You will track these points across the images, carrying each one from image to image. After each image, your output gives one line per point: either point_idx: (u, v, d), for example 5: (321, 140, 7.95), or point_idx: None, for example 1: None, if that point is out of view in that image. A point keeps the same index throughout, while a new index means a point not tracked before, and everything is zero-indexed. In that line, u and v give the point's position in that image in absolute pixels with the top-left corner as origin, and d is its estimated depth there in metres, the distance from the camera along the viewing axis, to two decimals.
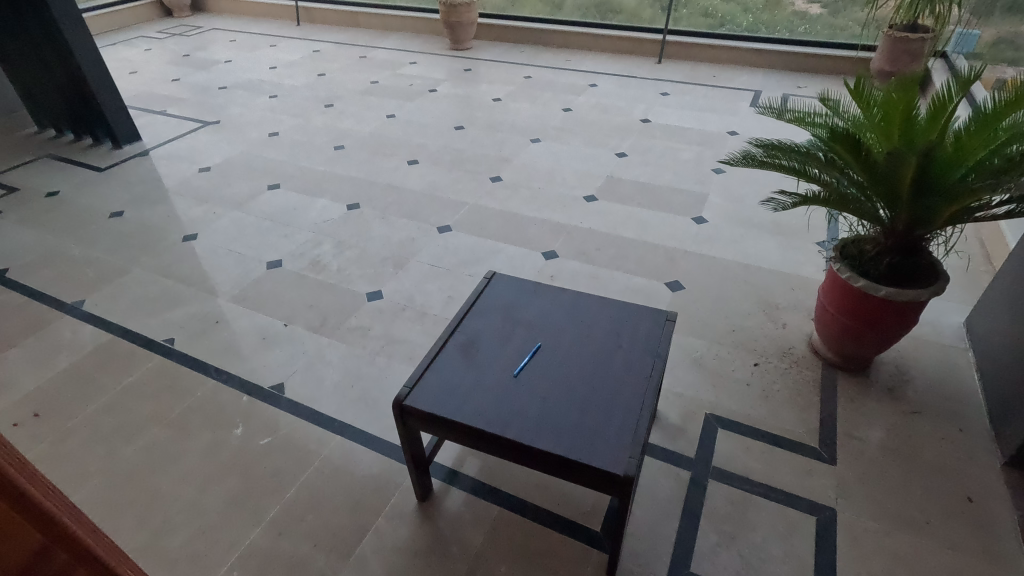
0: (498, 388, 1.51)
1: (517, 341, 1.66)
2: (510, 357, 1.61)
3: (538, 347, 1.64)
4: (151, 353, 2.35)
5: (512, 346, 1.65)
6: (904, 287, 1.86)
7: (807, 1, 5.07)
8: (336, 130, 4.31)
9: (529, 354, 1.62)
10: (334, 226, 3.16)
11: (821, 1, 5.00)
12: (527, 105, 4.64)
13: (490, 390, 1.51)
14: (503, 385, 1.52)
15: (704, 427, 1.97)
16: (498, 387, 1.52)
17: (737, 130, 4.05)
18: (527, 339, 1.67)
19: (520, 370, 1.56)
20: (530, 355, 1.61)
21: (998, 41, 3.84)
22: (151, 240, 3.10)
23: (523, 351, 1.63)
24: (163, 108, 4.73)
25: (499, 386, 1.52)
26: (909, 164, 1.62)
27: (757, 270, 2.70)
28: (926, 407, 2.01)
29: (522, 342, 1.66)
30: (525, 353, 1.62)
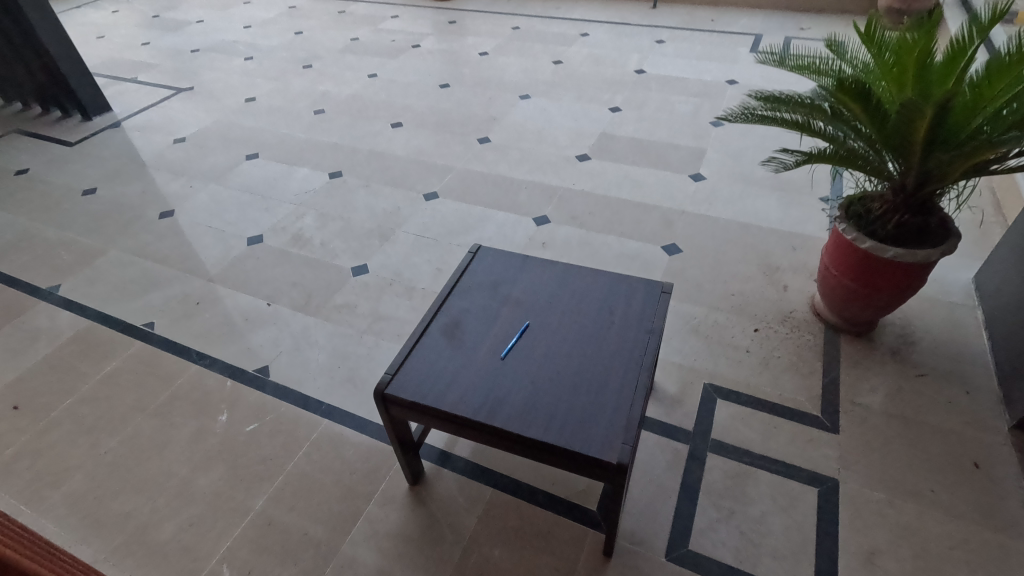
0: (485, 372, 1.44)
1: (504, 319, 1.58)
2: (497, 337, 1.53)
3: (527, 325, 1.56)
4: (131, 339, 2.28)
5: (500, 326, 1.57)
6: (911, 247, 1.76)
7: None
8: (315, 93, 4.10)
9: (516, 334, 1.54)
10: (316, 197, 3.03)
11: None
12: (516, 59, 4.42)
13: (476, 374, 1.43)
14: (489, 368, 1.45)
15: (702, 398, 1.91)
16: (483, 371, 1.44)
17: (737, 79, 3.85)
18: (514, 317, 1.59)
19: (507, 353, 1.48)
20: (518, 335, 1.53)
21: None
22: (126, 218, 2.98)
23: (511, 331, 1.55)
24: (134, 75, 4.51)
25: (486, 369, 1.45)
26: (923, 115, 1.47)
27: (757, 229, 2.59)
28: (932, 370, 1.94)
29: (509, 321, 1.58)
30: (513, 332, 1.54)
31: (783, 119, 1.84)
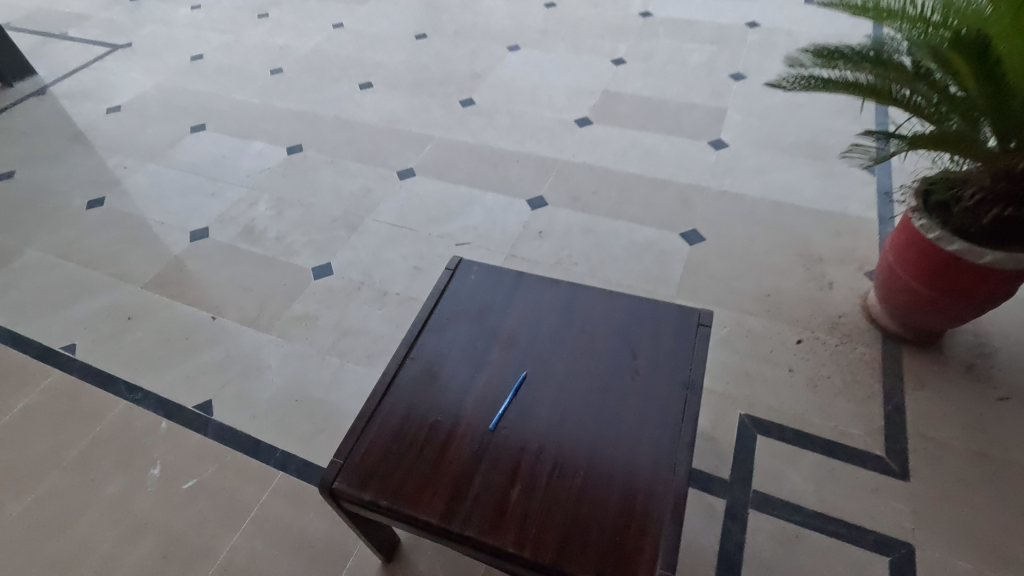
0: (468, 451, 1.07)
1: (493, 368, 1.20)
2: (483, 396, 1.16)
3: (524, 376, 1.18)
4: (47, 366, 1.89)
5: (488, 378, 1.19)
6: (1011, 249, 1.38)
7: None
8: (273, 48, 3.55)
9: (509, 391, 1.16)
10: (272, 178, 2.58)
11: None
12: (502, 2, 3.85)
13: (455, 454, 1.07)
14: (473, 444, 1.08)
15: (738, 434, 1.57)
16: (466, 449, 1.08)
17: (758, 22, 3.33)
18: (506, 364, 1.21)
19: (497, 421, 1.11)
20: (512, 392, 1.16)
21: None
22: (49, 208, 2.53)
23: (502, 386, 1.18)
24: (63, 30, 3.91)
25: (470, 446, 1.08)
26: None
27: (793, 208, 2.18)
28: (1016, 391, 1.59)
29: (499, 370, 1.20)
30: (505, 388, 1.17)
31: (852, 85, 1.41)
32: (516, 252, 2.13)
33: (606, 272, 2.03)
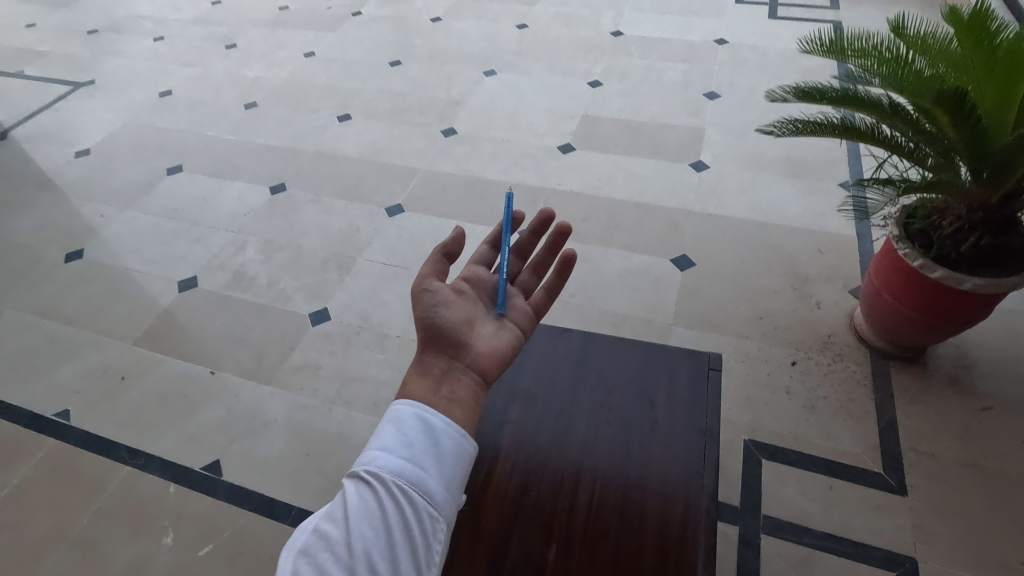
0: (497, 357, 0.87)
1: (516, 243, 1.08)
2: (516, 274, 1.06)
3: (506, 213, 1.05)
4: (39, 436, 1.82)
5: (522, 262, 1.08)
6: (987, 273, 1.47)
7: None
8: (243, 80, 3.48)
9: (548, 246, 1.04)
10: (257, 220, 2.54)
11: None
12: (474, 24, 3.86)
13: (492, 377, 0.84)
14: (499, 342, 0.89)
15: (745, 461, 1.61)
16: (497, 356, 0.87)
17: (726, 39, 3.45)
18: (496, 231, 1.09)
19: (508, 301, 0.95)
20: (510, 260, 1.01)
21: None
22: (22, 262, 2.40)
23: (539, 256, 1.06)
24: (20, 68, 3.75)
25: (497, 348, 0.88)
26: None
27: (776, 229, 2.26)
28: (998, 400, 1.69)
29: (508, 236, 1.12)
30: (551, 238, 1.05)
31: (835, 125, 1.51)
32: None
33: (604, 303, 2.07)
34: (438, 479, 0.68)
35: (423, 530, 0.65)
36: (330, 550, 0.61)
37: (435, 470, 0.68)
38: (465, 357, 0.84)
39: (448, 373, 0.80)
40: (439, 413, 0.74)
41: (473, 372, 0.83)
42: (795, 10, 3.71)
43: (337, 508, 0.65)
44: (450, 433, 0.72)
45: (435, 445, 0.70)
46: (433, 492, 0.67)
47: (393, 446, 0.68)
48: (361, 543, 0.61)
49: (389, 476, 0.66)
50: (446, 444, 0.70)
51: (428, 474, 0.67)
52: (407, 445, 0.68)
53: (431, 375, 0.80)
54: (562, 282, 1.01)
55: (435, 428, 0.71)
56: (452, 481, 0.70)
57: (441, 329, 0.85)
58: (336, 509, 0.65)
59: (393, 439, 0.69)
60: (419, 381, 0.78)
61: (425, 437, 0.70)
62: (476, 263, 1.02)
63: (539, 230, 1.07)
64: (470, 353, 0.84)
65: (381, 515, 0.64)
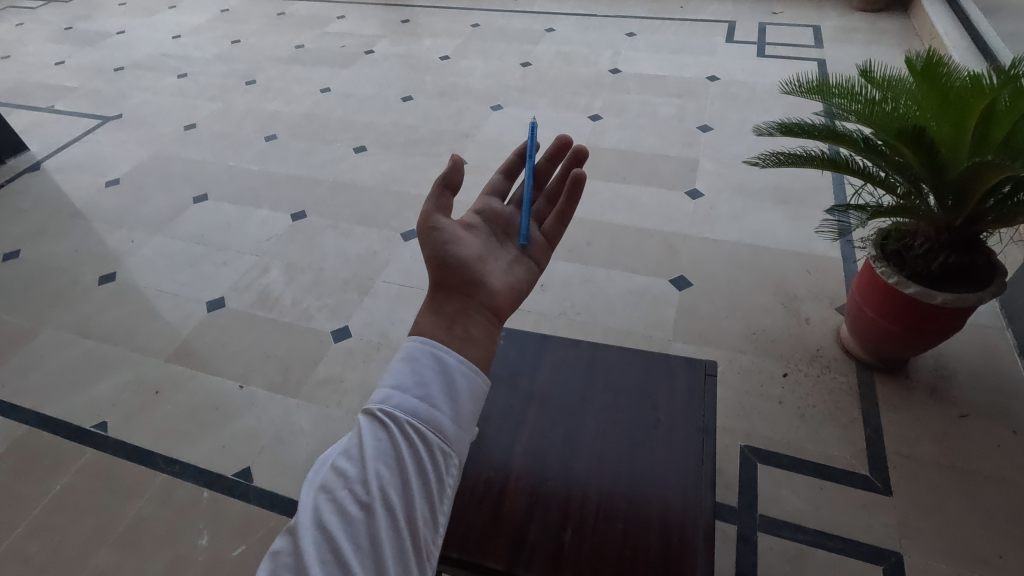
0: (514, 291, 0.82)
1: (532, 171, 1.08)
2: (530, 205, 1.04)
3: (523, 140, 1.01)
4: (80, 446, 1.94)
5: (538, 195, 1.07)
6: (955, 290, 1.63)
7: None
8: (264, 114, 3.70)
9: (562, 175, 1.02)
10: (280, 244, 2.70)
11: None
12: (481, 61, 4.11)
13: (507, 313, 0.79)
14: (513, 277, 0.84)
15: (741, 464, 1.74)
16: (513, 292, 0.82)
17: (718, 75, 3.69)
18: (513, 162, 1.08)
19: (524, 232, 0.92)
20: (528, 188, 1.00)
21: None
22: (59, 284, 2.55)
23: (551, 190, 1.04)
24: (51, 104, 3.96)
25: (512, 282, 0.83)
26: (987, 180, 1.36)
27: (767, 251, 2.43)
28: (974, 408, 1.82)
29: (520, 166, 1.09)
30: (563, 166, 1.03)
31: (813, 158, 1.68)
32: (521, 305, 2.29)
33: (608, 320, 2.21)
34: (454, 417, 0.62)
35: (438, 471, 0.59)
36: (346, 490, 0.56)
37: (450, 407, 0.62)
38: (481, 293, 0.78)
39: (464, 309, 0.74)
40: (455, 351, 0.68)
41: (489, 311, 0.76)
42: (782, 48, 3.96)
43: (351, 447, 0.60)
44: (466, 371, 0.65)
45: (451, 383, 0.64)
46: (448, 430, 0.61)
47: (407, 383, 0.62)
48: (376, 483, 0.56)
49: (403, 414, 0.60)
50: (461, 381, 0.64)
51: (441, 411, 0.61)
52: (421, 382, 0.62)
53: (446, 314, 0.73)
54: (573, 207, 0.96)
55: (450, 365, 0.65)
56: (468, 418, 0.63)
57: (453, 264, 0.79)
58: (351, 447, 0.59)
59: (406, 375, 0.63)
60: (432, 319, 0.71)
61: (438, 374, 0.64)
62: (489, 195, 1.01)
63: (554, 156, 1.06)
64: (485, 290, 0.78)
65: (396, 456, 0.58)
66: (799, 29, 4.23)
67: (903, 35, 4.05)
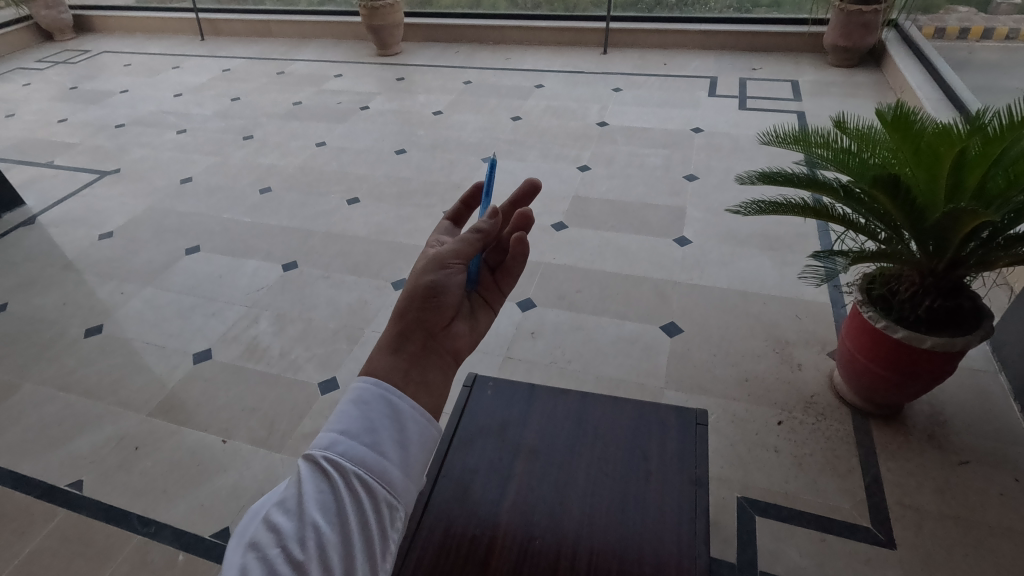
0: (472, 336, 0.80)
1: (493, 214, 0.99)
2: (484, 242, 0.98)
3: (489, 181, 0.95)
4: (52, 506, 1.86)
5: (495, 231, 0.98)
6: (945, 334, 1.62)
7: None
8: (259, 168, 3.77)
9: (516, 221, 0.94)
10: (270, 295, 2.69)
11: None
12: (473, 116, 4.24)
13: (464, 355, 0.78)
14: (474, 319, 0.82)
15: (739, 517, 1.68)
16: (472, 336, 0.80)
17: (702, 127, 3.81)
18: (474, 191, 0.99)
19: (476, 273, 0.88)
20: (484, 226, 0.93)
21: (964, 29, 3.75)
22: (43, 338, 2.52)
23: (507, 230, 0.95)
24: (50, 159, 4.03)
25: (472, 326, 0.81)
26: (964, 226, 1.38)
27: (756, 297, 2.44)
28: (973, 454, 1.79)
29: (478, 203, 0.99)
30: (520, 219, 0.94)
31: (794, 206, 1.71)
32: (512, 353, 2.26)
33: (599, 368, 2.19)
34: (401, 466, 0.63)
35: (381, 523, 0.59)
36: (279, 546, 0.54)
37: (398, 457, 0.63)
38: (444, 341, 0.76)
39: (425, 349, 0.73)
40: (409, 396, 0.68)
41: (449, 355, 0.76)
42: (763, 101, 4.12)
43: (289, 498, 0.58)
44: (417, 419, 0.66)
45: (400, 431, 0.64)
46: (395, 481, 0.61)
47: (355, 430, 0.62)
48: (316, 537, 0.55)
49: (350, 464, 0.59)
50: (412, 430, 0.65)
51: (389, 460, 0.62)
52: (370, 430, 0.62)
53: (408, 355, 0.71)
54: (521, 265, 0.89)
55: (401, 412, 0.65)
56: (415, 468, 0.64)
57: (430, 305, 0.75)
58: (289, 498, 0.58)
59: (355, 422, 0.63)
60: (390, 359, 0.69)
61: (390, 420, 0.64)
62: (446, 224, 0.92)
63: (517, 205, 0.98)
64: (448, 333, 0.76)
65: (337, 507, 0.58)
66: (778, 83, 4.41)
67: (877, 88, 4.23)
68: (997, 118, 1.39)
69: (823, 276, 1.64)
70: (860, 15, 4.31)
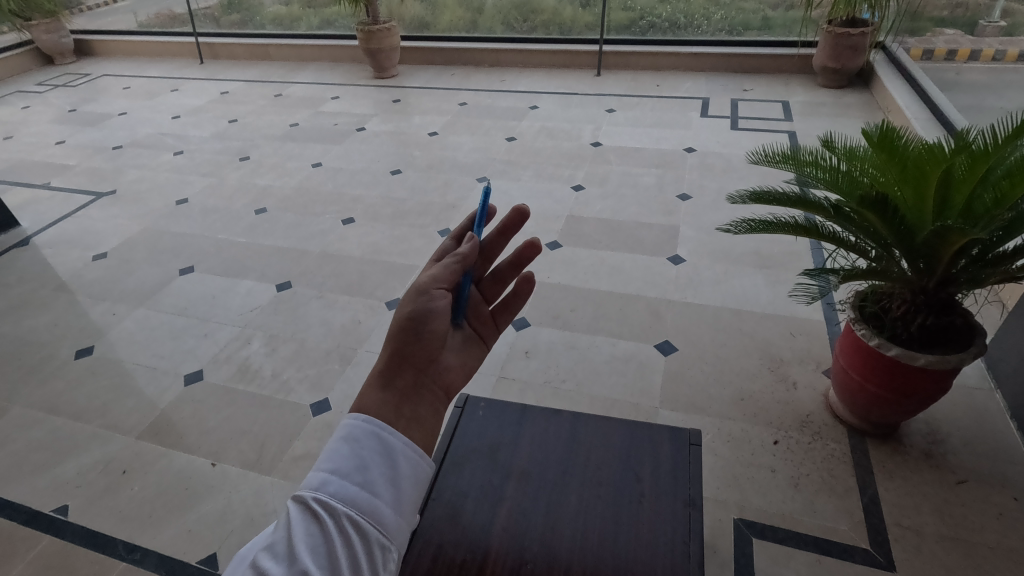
0: (462, 370, 0.80)
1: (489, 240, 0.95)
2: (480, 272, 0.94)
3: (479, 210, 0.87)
4: (36, 532, 1.82)
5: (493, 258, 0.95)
6: (939, 352, 1.62)
7: None
8: (255, 188, 3.79)
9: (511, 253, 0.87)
10: (263, 316, 2.68)
11: None
12: (468, 136, 4.29)
13: (456, 389, 0.77)
14: (465, 355, 0.82)
15: (736, 540, 1.65)
16: (463, 371, 0.79)
17: (694, 147, 3.85)
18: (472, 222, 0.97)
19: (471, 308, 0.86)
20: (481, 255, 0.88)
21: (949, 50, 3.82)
22: (33, 360, 2.50)
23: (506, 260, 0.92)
24: (47, 181, 4.05)
25: (462, 361, 0.81)
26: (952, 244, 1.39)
27: (750, 315, 2.44)
28: (971, 473, 1.77)
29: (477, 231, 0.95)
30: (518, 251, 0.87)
31: (784, 224, 1.72)
32: (506, 373, 2.25)
33: (593, 388, 2.17)
34: (394, 505, 0.61)
35: (373, 565, 0.58)
36: None
37: (390, 495, 0.61)
38: (432, 372, 0.75)
39: (416, 385, 0.72)
40: (401, 431, 0.67)
41: (437, 388, 0.74)
42: (754, 122, 4.17)
43: (278, 542, 0.58)
44: (409, 454, 0.65)
45: (392, 467, 0.63)
46: (387, 521, 0.60)
47: (346, 469, 0.61)
48: None
49: (342, 506, 0.58)
50: (404, 466, 0.64)
51: (382, 499, 0.61)
52: (361, 468, 0.61)
53: (397, 388, 0.70)
54: (522, 304, 0.88)
55: (392, 448, 0.64)
56: (408, 505, 0.63)
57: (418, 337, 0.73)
58: (277, 543, 0.57)
59: (345, 460, 0.61)
60: (380, 395, 0.68)
61: (381, 457, 0.63)
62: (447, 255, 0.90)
63: (506, 231, 0.87)
64: (437, 367, 0.75)
65: (328, 549, 0.57)
66: (769, 104, 4.47)
67: (866, 108, 4.30)
68: (982, 136, 1.41)
69: (814, 293, 1.64)
70: (847, 38, 4.40)
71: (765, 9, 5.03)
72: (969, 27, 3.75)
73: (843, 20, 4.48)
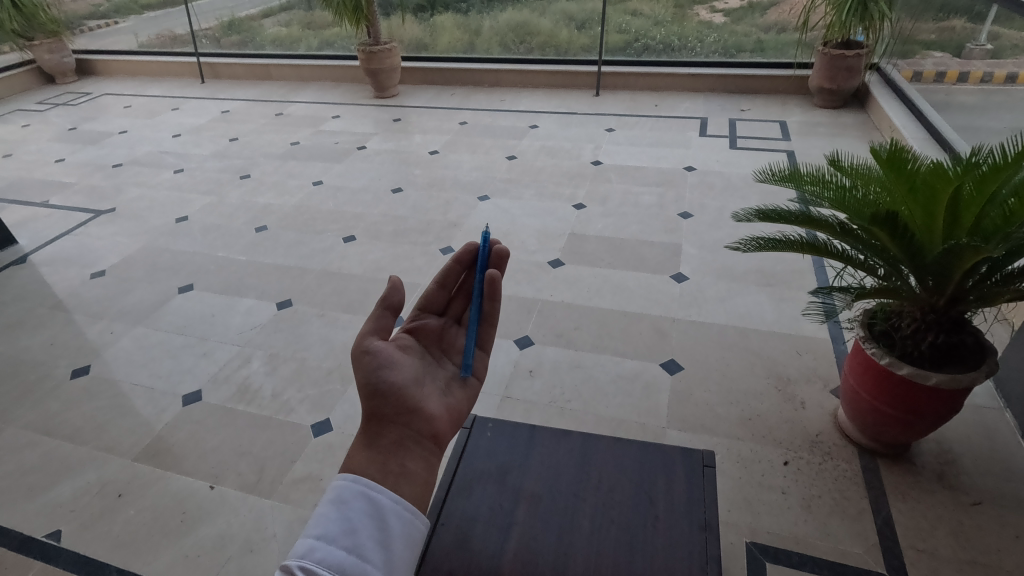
0: (451, 415, 0.82)
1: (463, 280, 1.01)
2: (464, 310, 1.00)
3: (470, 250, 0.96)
4: (27, 560, 1.77)
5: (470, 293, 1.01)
6: (945, 371, 1.61)
7: (710, 10, 5.18)
8: (255, 207, 3.78)
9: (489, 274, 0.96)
10: (263, 334, 2.65)
11: (724, 10, 5.15)
12: (468, 155, 4.30)
13: (446, 437, 0.80)
14: (452, 399, 0.85)
15: (749, 565, 1.61)
16: (451, 416, 0.82)
17: (694, 166, 3.88)
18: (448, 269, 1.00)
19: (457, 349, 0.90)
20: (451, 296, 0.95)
21: (943, 71, 3.88)
22: (29, 380, 2.45)
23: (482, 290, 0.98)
24: (45, 199, 4.03)
25: (449, 405, 0.83)
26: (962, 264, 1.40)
27: (756, 334, 2.42)
28: (984, 495, 1.74)
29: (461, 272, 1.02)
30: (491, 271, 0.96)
31: (793, 242, 1.71)
32: (510, 393, 2.22)
33: (599, 408, 2.14)
34: (383, 568, 0.63)
35: None
36: None
37: (380, 558, 0.63)
38: (418, 422, 0.78)
39: (400, 440, 0.75)
40: (390, 488, 0.69)
41: (425, 437, 0.77)
42: (753, 141, 4.20)
43: None
44: (399, 514, 0.67)
45: (382, 528, 0.65)
46: None
47: (334, 534, 0.62)
48: None
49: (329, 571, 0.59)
50: (395, 526, 0.65)
51: (370, 562, 0.62)
52: (349, 531, 0.63)
53: (382, 446, 0.73)
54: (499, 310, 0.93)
55: (382, 507, 0.66)
56: (400, 567, 0.64)
57: (387, 393, 0.79)
58: None
59: (333, 525, 0.63)
60: (367, 453, 0.72)
61: (370, 519, 0.65)
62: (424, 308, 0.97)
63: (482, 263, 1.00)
64: (420, 416, 0.78)
65: None
66: (767, 124, 4.52)
67: (863, 128, 4.34)
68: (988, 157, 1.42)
69: (824, 312, 1.62)
70: (843, 59, 4.46)
71: (758, 32, 5.11)
72: (955, 49, 3.71)
73: (839, 42, 4.55)
